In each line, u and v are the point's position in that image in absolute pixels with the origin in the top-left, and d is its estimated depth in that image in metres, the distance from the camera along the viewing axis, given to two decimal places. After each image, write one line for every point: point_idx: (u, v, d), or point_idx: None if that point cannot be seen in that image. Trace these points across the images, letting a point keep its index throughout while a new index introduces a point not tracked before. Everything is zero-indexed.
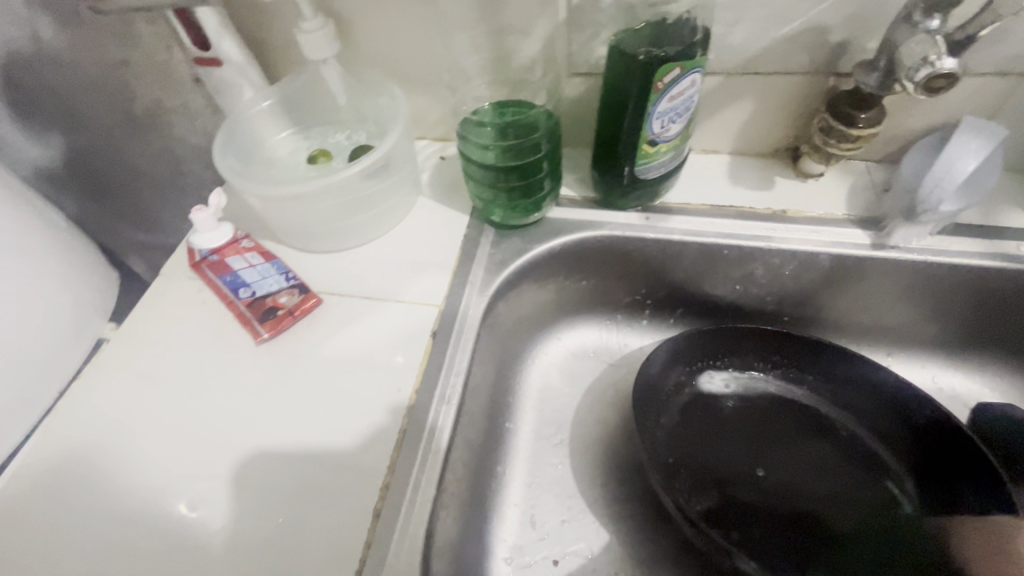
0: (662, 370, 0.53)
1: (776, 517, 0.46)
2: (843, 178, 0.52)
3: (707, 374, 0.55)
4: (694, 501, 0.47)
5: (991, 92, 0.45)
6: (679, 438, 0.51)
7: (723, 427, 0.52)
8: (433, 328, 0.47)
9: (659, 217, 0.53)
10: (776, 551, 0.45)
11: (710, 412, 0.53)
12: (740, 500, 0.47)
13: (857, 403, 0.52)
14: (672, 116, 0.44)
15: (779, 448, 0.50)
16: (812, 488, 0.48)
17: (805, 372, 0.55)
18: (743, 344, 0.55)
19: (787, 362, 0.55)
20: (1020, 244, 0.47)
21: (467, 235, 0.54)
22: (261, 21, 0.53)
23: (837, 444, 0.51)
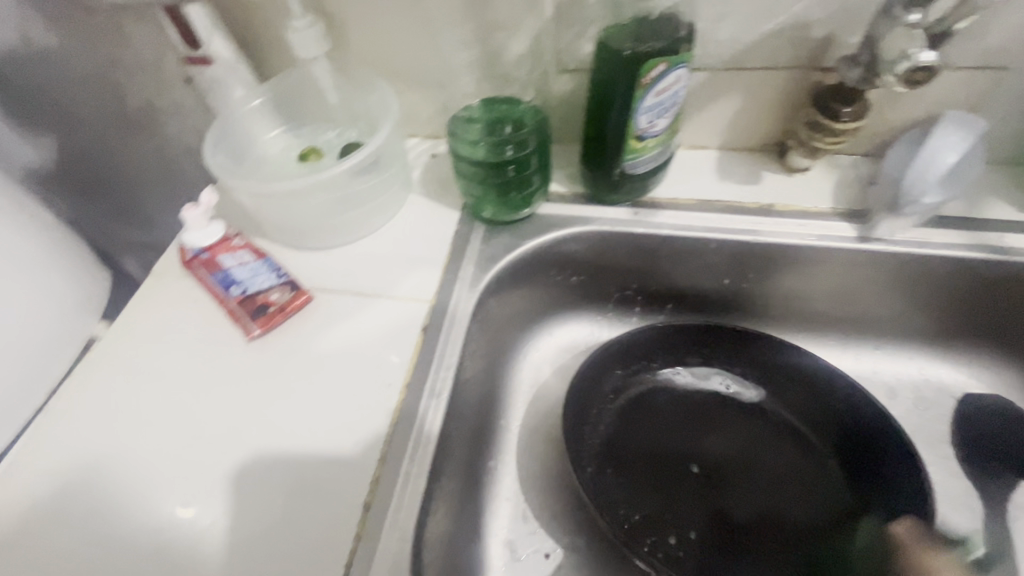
0: (602, 374, 0.54)
1: (713, 519, 0.47)
2: (830, 172, 0.53)
3: (646, 373, 0.56)
4: (629, 509, 0.48)
5: (974, 85, 0.46)
6: (615, 440, 0.52)
7: (653, 428, 0.52)
8: (423, 324, 0.47)
9: (647, 212, 0.53)
10: (704, 553, 0.46)
11: (646, 410, 0.54)
12: (675, 503, 0.48)
13: (789, 400, 0.53)
14: (658, 111, 0.44)
15: (706, 446, 0.51)
16: (741, 487, 0.49)
17: (739, 369, 0.55)
18: (681, 344, 0.56)
19: (721, 359, 0.56)
20: (1003, 236, 0.47)
21: (457, 232, 0.54)
22: (251, 20, 0.53)
23: (764, 436, 0.52)
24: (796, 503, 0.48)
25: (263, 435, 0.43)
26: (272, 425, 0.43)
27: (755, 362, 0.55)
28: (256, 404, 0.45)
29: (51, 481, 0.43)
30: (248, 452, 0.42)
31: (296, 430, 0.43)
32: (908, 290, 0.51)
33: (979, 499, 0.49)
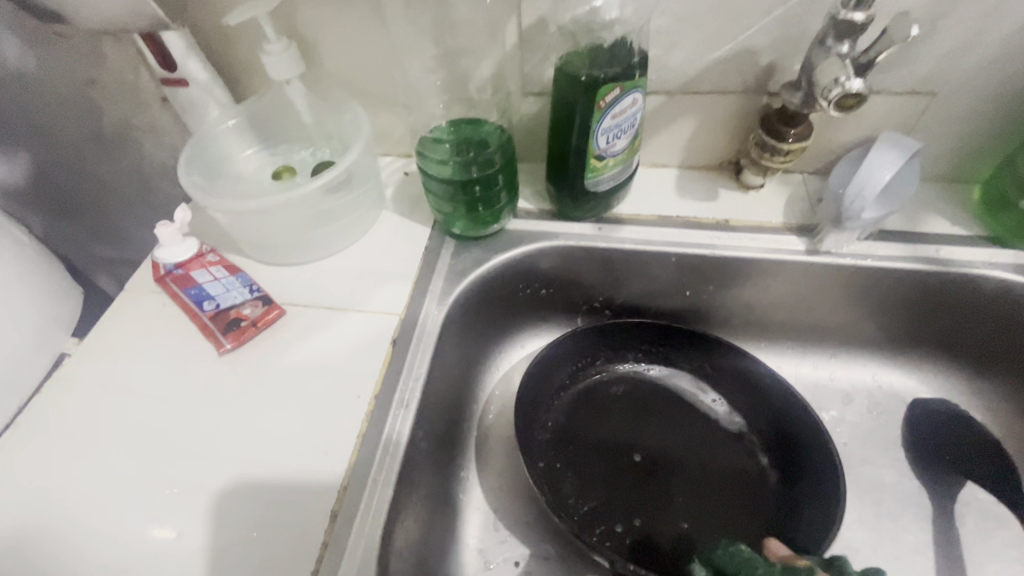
0: (554, 368, 0.57)
1: (654, 505, 0.50)
2: (781, 190, 0.56)
3: (597, 369, 0.59)
4: (575, 502, 0.50)
5: (906, 109, 0.49)
6: (564, 437, 0.54)
7: (597, 422, 0.55)
8: (393, 336, 0.49)
9: (610, 227, 0.55)
10: (647, 540, 0.48)
11: (595, 402, 0.57)
12: (619, 492, 0.51)
13: (729, 390, 0.57)
14: (616, 132, 0.47)
15: (646, 437, 0.54)
16: (681, 473, 0.52)
17: (681, 361, 0.59)
18: (628, 340, 0.59)
19: (664, 351, 0.59)
20: (940, 247, 0.51)
21: (428, 247, 0.56)
22: (226, 43, 0.55)
23: (703, 429, 0.55)
24: (730, 482, 0.52)
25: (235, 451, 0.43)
26: (243, 440, 0.44)
27: (693, 354, 0.59)
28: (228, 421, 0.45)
29: (13, 506, 0.42)
30: (218, 469, 0.42)
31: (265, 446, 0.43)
32: (855, 302, 0.54)
33: (928, 499, 0.51)
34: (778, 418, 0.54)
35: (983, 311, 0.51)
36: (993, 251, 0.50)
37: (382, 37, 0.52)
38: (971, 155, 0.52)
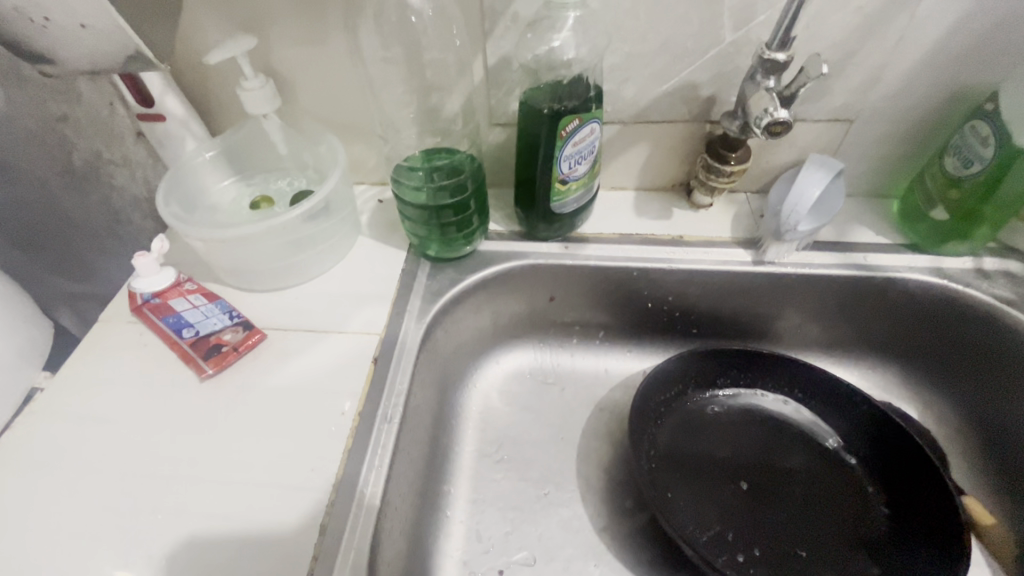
0: (657, 389, 0.59)
1: (819, 525, 0.52)
2: (728, 207, 0.62)
3: (706, 392, 0.61)
4: (697, 530, 0.52)
5: (829, 134, 0.56)
6: (667, 466, 0.56)
7: (695, 445, 0.58)
8: (374, 354, 0.50)
9: (576, 245, 0.60)
10: (774, 567, 0.50)
11: (696, 427, 0.59)
12: (739, 518, 0.52)
13: (833, 413, 0.59)
14: (578, 158, 0.51)
15: (811, 457, 0.57)
16: (800, 497, 0.54)
17: (780, 385, 0.61)
18: (752, 365, 0.61)
19: (775, 379, 0.61)
20: (868, 254, 0.57)
21: (405, 269, 0.58)
22: (203, 80, 0.57)
23: (807, 456, 0.57)
24: (858, 506, 0.53)
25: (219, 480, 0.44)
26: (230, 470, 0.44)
27: (792, 379, 0.61)
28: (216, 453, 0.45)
29: None
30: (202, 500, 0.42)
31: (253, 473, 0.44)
32: (806, 305, 0.59)
33: None
34: (877, 438, 0.56)
35: (916, 307, 0.57)
36: (912, 257, 0.56)
37: (356, 74, 0.55)
38: (889, 173, 0.59)
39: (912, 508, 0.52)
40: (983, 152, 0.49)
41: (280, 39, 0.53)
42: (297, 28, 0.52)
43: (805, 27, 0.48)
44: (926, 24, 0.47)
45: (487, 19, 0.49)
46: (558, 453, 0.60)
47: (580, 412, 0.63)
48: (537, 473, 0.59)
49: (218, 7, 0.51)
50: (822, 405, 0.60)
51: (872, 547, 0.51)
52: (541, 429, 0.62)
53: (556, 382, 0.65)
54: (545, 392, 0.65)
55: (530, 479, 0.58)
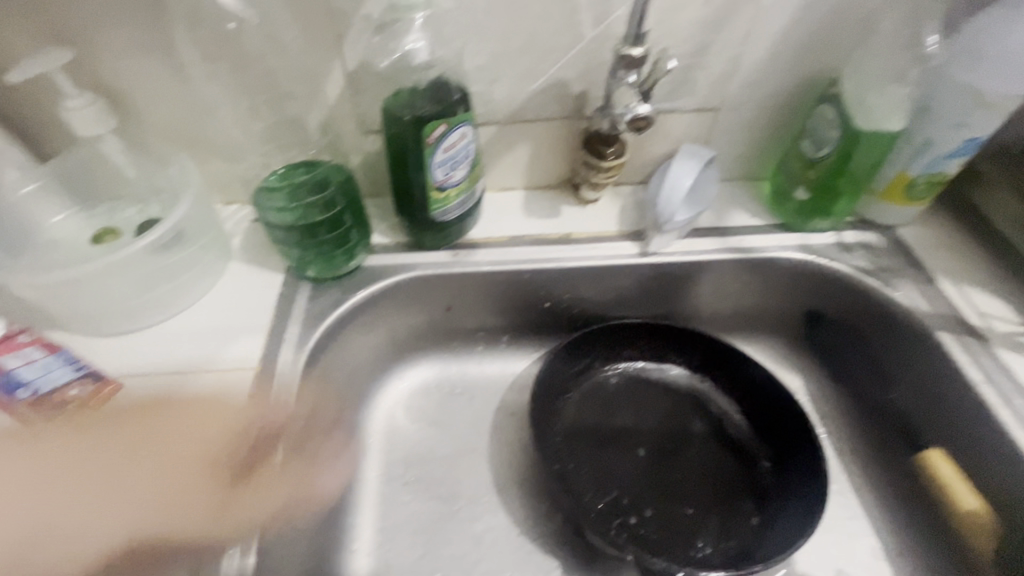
0: (557, 369, 0.60)
1: (712, 480, 0.55)
2: (614, 201, 0.62)
3: (612, 367, 0.63)
4: (593, 498, 0.53)
5: (698, 124, 0.57)
6: (571, 445, 0.57)
7: (598, 418, 0.59)
8: (249, 392, 0.47)
9: (465, 252, 0.58)
10: (663, 526, 0.51)
11: (602, 401, 0.60)
12: (632, 483, 0.54)
13: (727, 376, 0.61)
14: (452, 164, 0.49)
15: (708, 421, 0.59)
16: (693, 459, 0.56)
17: (681, 354, 0.63)
18: (652, 339, 0.62)
19: (676, 349, 0.63)
20: (743, 237, 0.59)
21: (282, 294, 0.54)
22: (18, 100, 0.50)
23: (704, 421, 0.59)
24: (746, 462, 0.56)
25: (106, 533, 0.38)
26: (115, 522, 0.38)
27: (691, 347, 0.62)
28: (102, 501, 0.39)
29: None
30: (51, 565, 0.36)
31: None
32: (694, 289, 0.61)
33: None
34: (764, 397, 0.59)
35: (794, 281, 0.59)
36: (782, 236, 0.59)
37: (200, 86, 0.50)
38: (758, 157, 0.61)
39: (791, 458, 0.54)
40: (830, 135, 0.52)
41: (101, 51, 0.47)
42: (119, 38, 0.46)
43: (659, 22, 0.49)
44: (769, 15, 0.49)
45: (337, 22, 0.46)
46: (467, 465, 0.58)
47: (489, 419, 0.62)
48: (446, 490, 0.57)
49: (18, 15, 0.44)
50: (716, 368, 0.62)
51: (756, 500, 0.53)
52: (448, 442, 0.60)
53: (463, 392, 0.63)
54: (451, 404, 0.63)
55: (439, 497, 0.56)
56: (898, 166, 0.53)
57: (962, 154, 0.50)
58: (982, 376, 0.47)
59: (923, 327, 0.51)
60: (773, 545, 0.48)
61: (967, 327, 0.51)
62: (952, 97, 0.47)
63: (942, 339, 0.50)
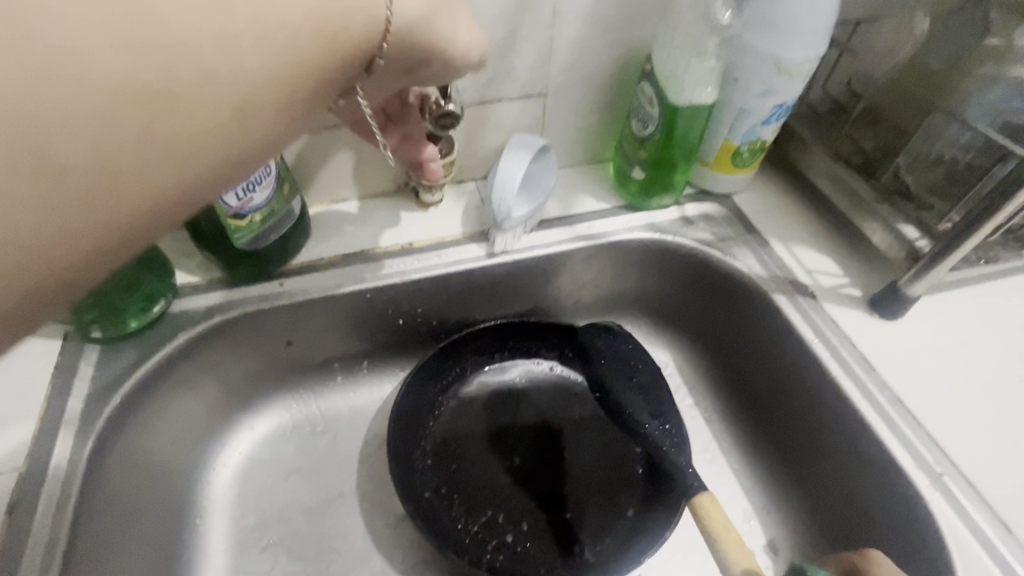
0: (420, 392, 0.55)
1: (590, 476, 0.53)
2: (458, 200, 0.58)
3: (481, 373, 0.59)
4: (467, 522, 0.50)
5: (528, 112, 0.54)
6: (443, 469, 0.53)
7: (469, 433, 0.55)
8: (10, 503, 0.38)
9: (293, 280, 0.52)
10: (541, 537, 0.50)
11: (472, 413, 0.57)
12: (508, 497, 0.52)
13: None
14: (246, 185, 0.43)
15: (586, 412, 0.57)
16: (571, 458, 0.54)
17: (552, 347, 0.60)
18: (519, 336, 0.60)
19: (545, 342, 0.60)
20: (591, 223, 0.57)
21: (60, 366, 0.44)
22: None
23: (582, 412, 0.57)
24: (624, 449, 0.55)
25: (112, 89, 0.20)
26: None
27: (560, 338, 0.60)
28: (69, 39, 0.19)
29: None
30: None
31: None
32: (552, 281, 0.59)
33: None
34: None
35: (647, 259, 0.59)
36: (629, 217, 0.58)
37: None
38: (597, 138, 0.60)
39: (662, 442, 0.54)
40: (653, 112, 0.51)
41: None
42: None
43: None
44: None
45: None
46: (334, 514, 0.53)
47: (356, 456, 0.56)
48: (310, 546, 0.51)
49: None
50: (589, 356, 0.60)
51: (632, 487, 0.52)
52: (310, 492, 0.54)
53: (324, 430, 0.57)
54: (312, 447, 0.56)
55: (303, 556, 0.51)
56: (723, 135, 0.53)
57: (775, 119, 0.51)
58: (814, 333, 0.49)
59: (761, 292, 0.53)
60: (642, 544, 0.48)
61: (797, 287, 0.52)
62: (755, 65, 0.48)
63: (779, 302, 0.51)
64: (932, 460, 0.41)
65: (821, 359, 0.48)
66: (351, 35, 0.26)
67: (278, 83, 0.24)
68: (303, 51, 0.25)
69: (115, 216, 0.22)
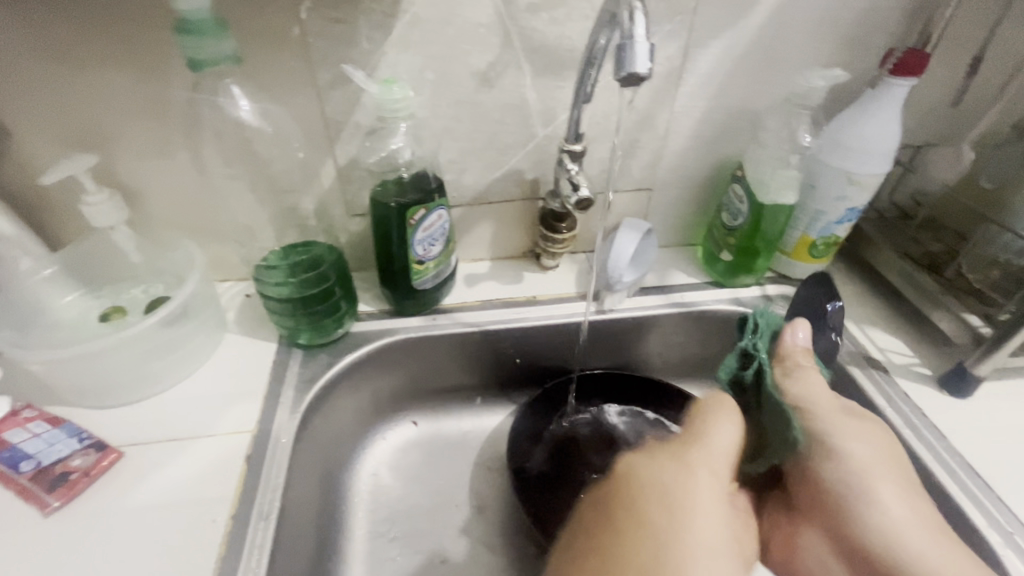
0: (529, 424, 0.65)
1: None
2: (571, 267, 0.72)
3: (580, 415, 0.68)
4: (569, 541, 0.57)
5: (636, 201, 0.68)
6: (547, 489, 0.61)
7: (568, 465, 0.63)
8: (246, 454, 0.50)
9: (442, 316, 0.65)
10: None
11: (571, 447, 0.65)
12: None
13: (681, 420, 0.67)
14: (430, 241, 0.58)
15: None
16: None
17: (642, 401, 0.69)
18: (616, 386, 0.69)
19: (636, 396, 0.69)
20: (682, 293, 0.69)
21: (276, 363, 0.59)
22: (39, 198, 0.55)
23: None
24: None
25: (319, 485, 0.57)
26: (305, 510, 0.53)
27: (647, 393, 0.68)
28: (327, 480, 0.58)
29: None
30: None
31: None
32: (648, 338, 0.69)
33: None
34: None
35: (730, 328, 0.68)
36: (716, 291, 0.69)
37: (202, 183, 0.57)
38: (689, 225, 0.73)
39: None
40: (743, 207, 0.63)
41: (120, 154, 0.54)
42: (138, 146, 0.53)
43: (597, 123, 0.60)
44: (682, 117, 0.61)
45: (331, 129, 0.55)
46: (450, 517, 0.62)
47: (469, 472, 0.66)
48: (431, 542, 0.60)
49: (50, 129, 0.51)
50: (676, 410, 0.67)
51: None
52: (430, 498, 0.63)
53: (442, 447, 0.68)
54: (432, 462, 0.67)
55: (424, 549, 0.59)
56: (801, 229, 0.64)
57: (847, 220, 0.62)
58: (886, 401, 0.56)
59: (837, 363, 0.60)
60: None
61: (870, 360, 0.60)
62: (831, 176, 0.59)
63: (853, 372, 0.59)
64: (1001, 520, 0.47)
65: (893, 424, 0.54)
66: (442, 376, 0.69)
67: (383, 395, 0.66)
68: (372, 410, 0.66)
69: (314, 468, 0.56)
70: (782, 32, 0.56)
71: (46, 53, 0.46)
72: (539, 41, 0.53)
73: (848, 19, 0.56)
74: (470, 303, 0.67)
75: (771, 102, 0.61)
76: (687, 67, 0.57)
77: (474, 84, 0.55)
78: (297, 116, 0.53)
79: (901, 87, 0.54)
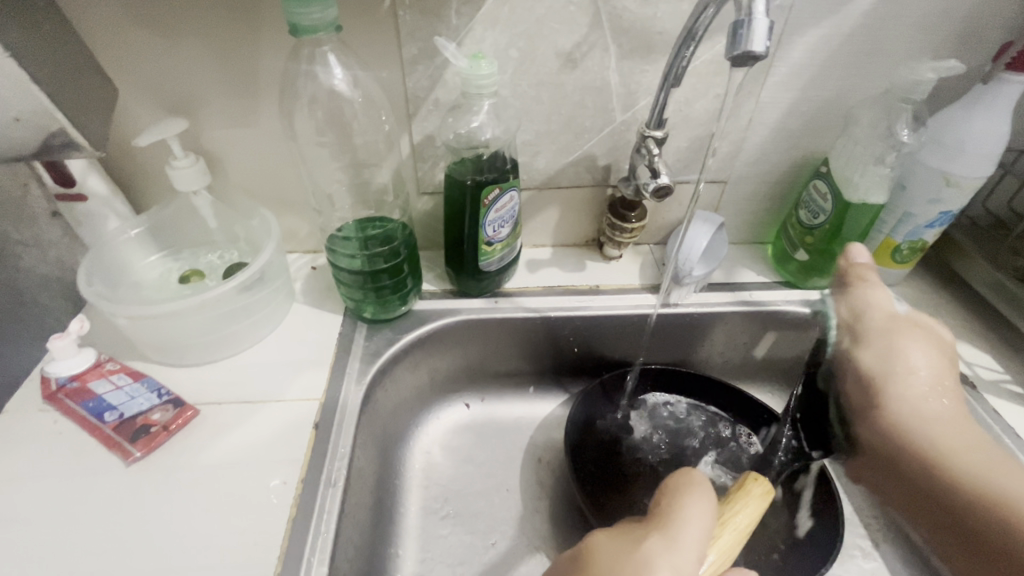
0: (586, 413, 0.64)
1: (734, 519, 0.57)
2: (635, 258, 0.70)
3: (636, 406, 0.67)
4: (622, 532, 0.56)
5: (709, 193, 0.66)
6: (601, 478, 0.60)
7: (622, 456, 0.62)
8: (315, 421, 0.51)
9: (504, 299, 0.65)
10: None
11: (626, 439, 0.64)
12: None
13: (741, 420, 0.65)
14: (501, 222, 0.57)
15: (730, 459, 0.62)
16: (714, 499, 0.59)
17: (702, 398, 0.67)
18: (674, 381, 0.67)
19: (695, 393, 0.67)
20: (750, 290, 0.66)
21: (343, 335, 0.60)
22: (129, 159, 0.57)
23: (727, 458, 0.62)
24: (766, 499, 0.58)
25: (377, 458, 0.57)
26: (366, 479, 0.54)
27: (707, 391, 0.66)
28: None
29: None
30: (146, 563, 0.42)
31: (211, 539, 0.43)
32: (711, 335, 0.67)
33: None
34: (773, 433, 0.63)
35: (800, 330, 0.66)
36: (786, 291, 0.66)
37: (283, 152, 0.58)
38: (760, 222, 0.70)
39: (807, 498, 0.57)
40: (825, 205, 0.60)
41: (208, 121, 0.55)
42: (227, 113, 0.54)
43: (678, 109, 0.58)
44: (769, 107, 0.59)
45: (412, 105, 0.55)
46: (502, 500, 0.61)
47: (521, 456, 0.65)
48: (483, 524, 0.60)
49: (147, 93, 0.52)
50: (737, 409, 0.65)
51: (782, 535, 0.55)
52: (483, 480, 0.63)
53: (494, 430, 0.68)
54: (484, 444, 0.66)
55: (476, 531, 0.59)
56: (885, 232, 0.61)
57: (939, 224, 0.58)
58: (974, 417, 0.53)
59: None
60: None
61: (956, 374, 0.57)
62: (927, 176, 0.56)
63: None
64: None
65: None
66: (498, 361, 0.68)
67: (440, 374, 0.66)
68: (428, 387, 0.66)
69: (375, 440, 0.57)
70: (886, 21, 0.53)
71: (151, 17, 0.48)
72: (629, 21, 0.51)
73: (961, 8, 0.52)
74: (531, 288, 0.66)
75: (866, 96, 0.58)
76: (780, 55, 0.55)
77: (557, 65, 0.54)
78: (381, 89, 0.54)
79: (1018, 84, 0.51)
